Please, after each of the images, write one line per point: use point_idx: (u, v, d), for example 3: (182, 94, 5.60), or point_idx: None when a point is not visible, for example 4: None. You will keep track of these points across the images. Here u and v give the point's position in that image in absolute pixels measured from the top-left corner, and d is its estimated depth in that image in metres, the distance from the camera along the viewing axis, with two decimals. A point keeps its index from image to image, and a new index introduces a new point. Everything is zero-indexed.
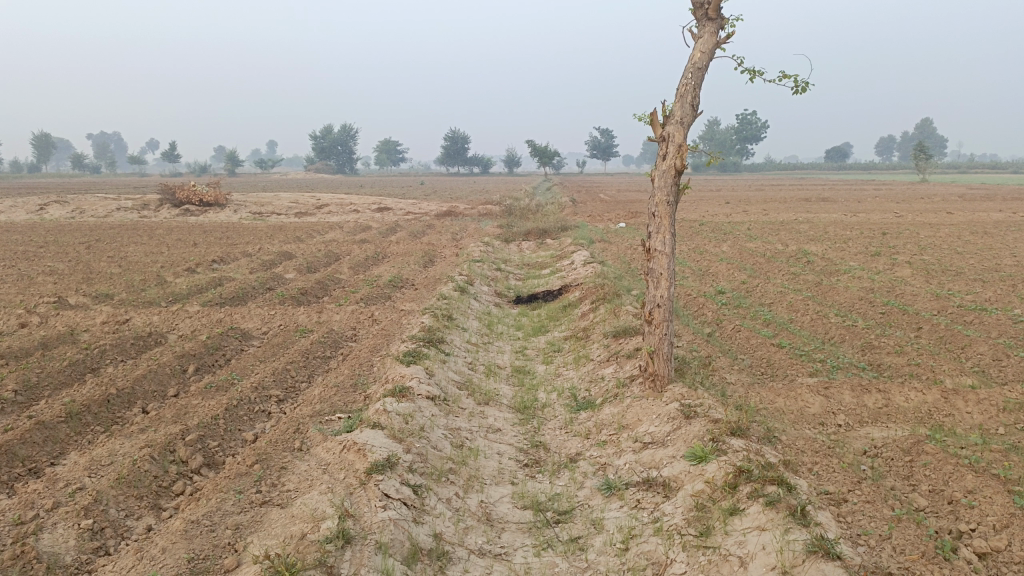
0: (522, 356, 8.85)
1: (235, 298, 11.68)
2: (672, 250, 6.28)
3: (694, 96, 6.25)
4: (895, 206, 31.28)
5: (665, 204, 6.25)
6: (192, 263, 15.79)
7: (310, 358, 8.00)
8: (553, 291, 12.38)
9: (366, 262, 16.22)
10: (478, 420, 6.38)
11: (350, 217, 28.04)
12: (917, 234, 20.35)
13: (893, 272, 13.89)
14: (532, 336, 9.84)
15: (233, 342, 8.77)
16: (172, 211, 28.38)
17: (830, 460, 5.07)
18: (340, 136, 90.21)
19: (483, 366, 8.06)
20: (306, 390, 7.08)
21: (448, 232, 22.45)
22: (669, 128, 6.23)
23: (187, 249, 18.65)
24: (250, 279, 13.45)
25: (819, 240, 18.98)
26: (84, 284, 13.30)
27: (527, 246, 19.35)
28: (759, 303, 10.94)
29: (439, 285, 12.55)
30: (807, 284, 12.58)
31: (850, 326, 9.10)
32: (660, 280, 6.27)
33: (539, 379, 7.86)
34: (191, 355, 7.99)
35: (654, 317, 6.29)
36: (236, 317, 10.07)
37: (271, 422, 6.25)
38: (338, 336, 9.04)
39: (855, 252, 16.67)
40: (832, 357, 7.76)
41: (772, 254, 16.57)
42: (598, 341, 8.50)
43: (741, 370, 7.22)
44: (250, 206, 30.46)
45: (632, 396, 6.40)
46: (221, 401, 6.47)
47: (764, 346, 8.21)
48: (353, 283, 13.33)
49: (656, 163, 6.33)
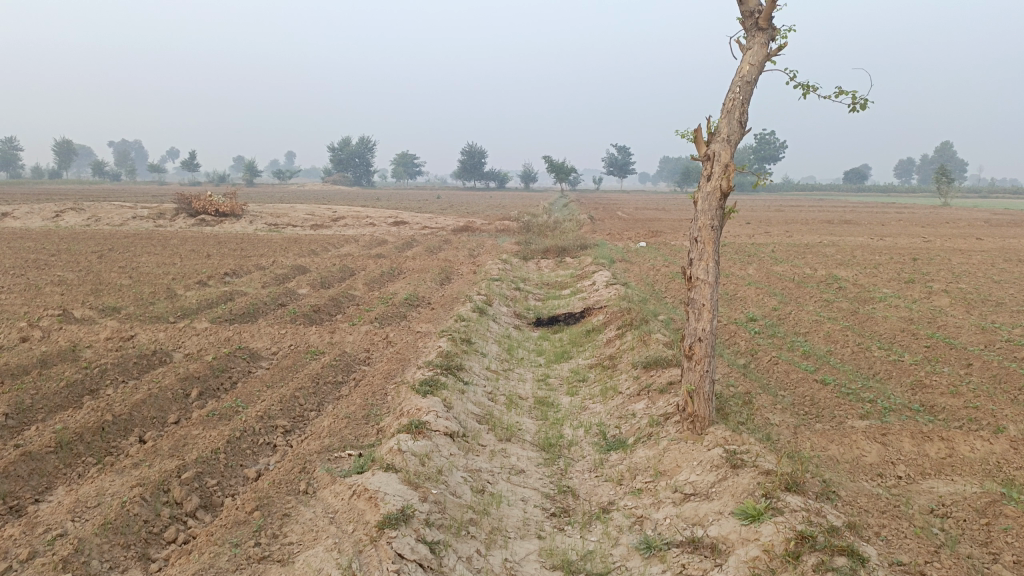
0: (545, 385, 8.33)
1: (245, 314, 11.26)
2: (716, 279, 5.76)
3: (743, 112, 5.74)
4: (921, 229, 30.63)
5: (709, 228, 5.74)
6: (203, 276, 15.41)
7: (320, 384, 7.51)
8: (574, 314, 11.88)
9: (382, 278, 15.77)
10: (500, 459, 5.86)
11: (366, 230, 27.74)
12: (949, 260, 19.69)
13: (930, 302, 13.26)
14: (554, 362, 9.32)
15: (240, 363, 8.33)
16: (187, 221, 28.15)
17: (899, 522, 4.51)
18: (358, 149, 90.50)
19: (504, 396, 7.55)
20: (315, 420, 6.59)
21: (465, 249, 22.01)
22: (714, 146, 5.73)
23: (200, 261, 18.31)
24: (262, 294, 13.03)
25: (848, 265, 18.38)
26: (92, 296, 12.92)
27: (546, 264, 18.88)
28: (794, 332, 10.39)
29: (457, 304, 12.07)
30: (842, 312, 12.01)
31: (896, 363, 8.52)
32: (702, 312, 5.74)
33: (564, 413, 7.32)
34: (194, 378, 7.53)
35: (695, 352, 5.76)
36: (245, 336, 9.62)
37: (276, 458, 5.76)
38: (351, 359, 8.57)
39: (887, 279, 16.08)
40: (882, 397, 7.21)
41: (800, 278, 16.01)
42: (627, 372, 7.97)
43: (784, 410, 6.69)
44: (266, 217, 30.21)
45: (668, 437, 5.87)
46: (222, 432, 6.00)
47: (806, 382, 7.67)
48: (367, 301, 12.88)
49: (700, 184, 5.82)
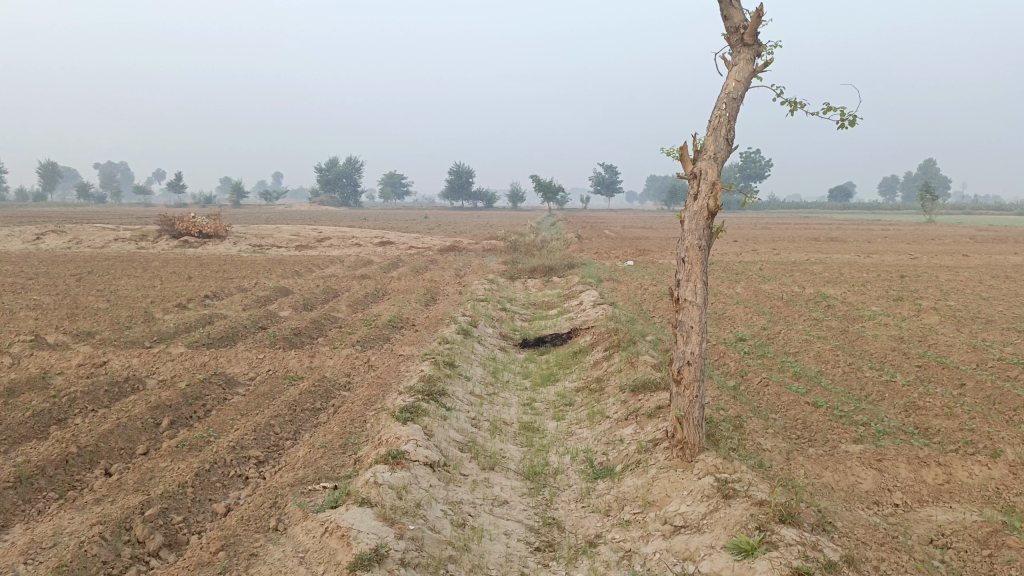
0: (530, 409, 8.10)
1: (223, 338, 10.98)
2: (704, 300, 5.58)
3: (730, 129, 5.61)
4: (907, 246, 30.69)
5: (696, 248, 5.57)
6: (183, 299, 15.11)
7: (297, 411, 7.26)
8: (561, 335, 11.67)
9: (366, 299, 15.53)
10: (482, 490, 5.62)
11: (352, 251, 27.50)
12: (937, 277, 19.66)
13: (920, 320, 13.16)
14: (540, 386, 9.09)
15: (215, 390, 8.06)
16: (170, 243, 27.81)
17: (898, 555, 4.31)
18: (346, 169, 90.41)
19: (488, 422, 7.32)
20: (290, 450, 6.33)
21: (451, 269, 21.81)
22: (700, 164, 5.58)
23: (181, 283, 18.00)
24: (242, 317, 12.75)
25: (836, 283, 18.30)
26: (67, 320, 12.60)
27: (532, 284, 18.70)
28: (784, 352, 10.22)
29: (441, 326, 11.84)
30: (832, 331, 11.87)
31: (889, 384, 8.36)
32: (690, 335, 5.56)
33: (550, 439, 7.09)
34: (166, 407, 7.26)
35: (684, 376, 5.58)
36: (222, 361, 9.35)
37: (247, 491, 5.50)
38: (331, 384, 8.32)
39: (876, 296, 15.98)
40: (876, 420, 7.03)
41: (789, 296, 15.89)
42: (614, 396, 7.76)
43: (776, 435, 6.50)
44: (250, 238, 29.92)
45: (657, 465, 5.65)
46: (191, 464, 5.73)
47: (798, 404, 7.49)
48: (350, 323, 12.63)
49: (686, 203, 5.67)
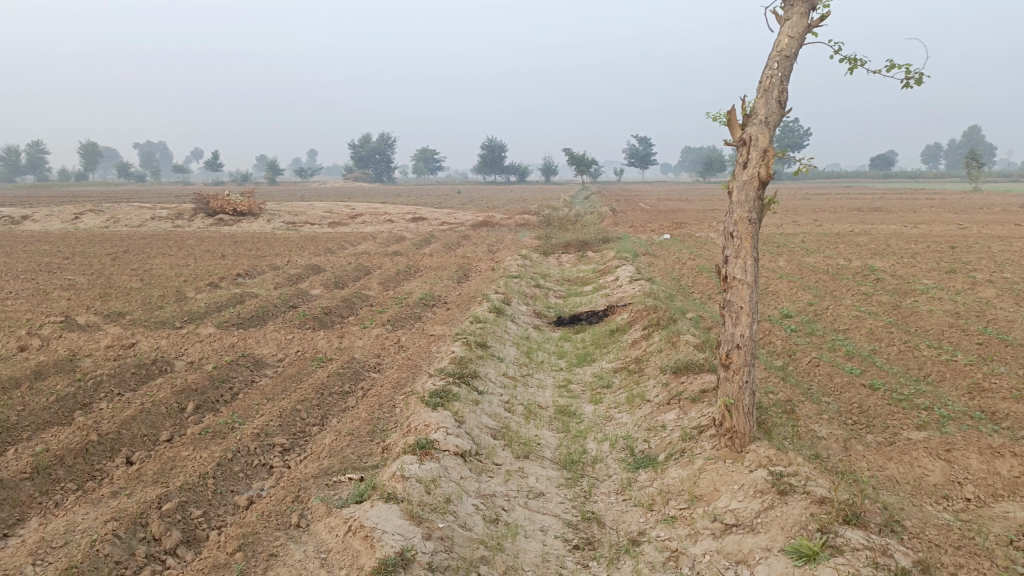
0: (566, 391, 7.75)
1: (253, 317, 10.80)
2: (755, 278, 5.14)
3: (782, 90, 5.13)
4: (955, 216, 29.53)
5: (746, 222, 5.14)
6: (215, 278, 14.98)
7: (325, 395, 7.00)
8: (597, 312, 11.28)
9: (397, 276, 15.26)
10: (517, 481, 5.30)
11: (384, 227, 27.30)
12: (990, 248, 18.79)
13: (976, 293, 12.48)
14: (576, 366, 8.72)
15: (242, 373, 7.84)
16: (205, 221, 27.87)
17: (978, 560, 3.89)
18: (378, 145, 90.26)
19: (522, 406, 6.99)
20: (317, 437, 6.07)
21: (484, 244, 21.45)
22: (750, 129, 5.12)
23: (214, 261, 17.92)
24: (273, 296, 12.56)
25: (883, 255, 17.56)
26: (99, 301, 12.52)
27: (567, 259, 18.27)
28: (834, 329, 9.71)
29: (474, 304, 11.51)
30: (883, 306, 11.29)
31: (949, 364, 7.83)
32: (739, 316, 5.15)
33: (587, 423, 6.74)
34: (191, 391, 7.05)
35: (732, 361, 5.18)
36: (250, 342, 9.14)
37: (271, 481, 5.25)
38: (360, 366, 8.05)
39: (927, 269, 15.26)
40: (939, 403, 6.55)
41: (835, 269, 15.25)
42: (655, 378, 7.37)
43: (831, 421, 6.08)
44: (284, 215, 29.85)
45: (704, 455, 5.27)
46: (213, 453, 5.50)
47: (852, 387, 7.03)
48: (381, 301, 12.37)
49: (735, 172, 5.23)
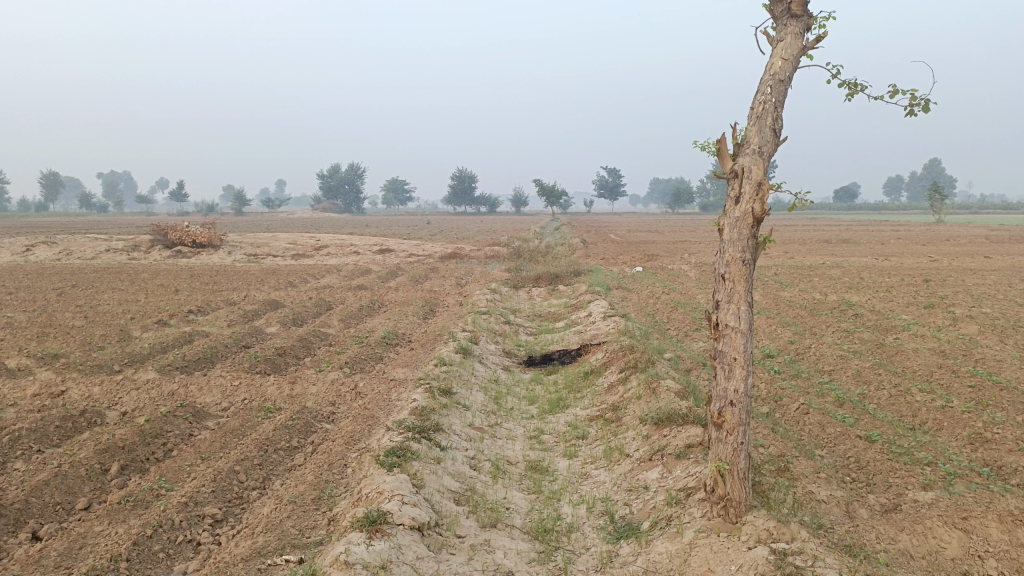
0: (538, 442, 7.11)
1: (200, 358, 10.00)
2: (749, 326, 4.59)
3: (777, 117, 4.65)
4: (923, 248, 29.62)
5: (739, 263, 4.60)
6: (165, 315, 14.13)
7: (269, 452, 6.28)
8: (570, 352, 10.70)
9: (360, 312, 14.54)
10: (482, 558, 4.64)
11: (350, 259, 26.58)
12: (963, 281, 18.63)
13: (957, 329, 12.14)
14: (548, 413, 8.08)
15: (180, 426, 7.08)
16: (163, 253, 26.86)
17: None
18: (347, 176, 89.61)
19: (488, 462, 6.33)
20: (255, 504, 5.36)
21: (452, 277, 20.82)
22: (742, 160, 4.62)
23: (167, 297, 17.01)
24: (225, 335, 11.77)
25: (859, 289, 17.27)
26: (34, 341, 11.60)
27: (537, 293, 17.73)
28: (819, 371, 9.22)
29: (439, 344, 10.86)
30: (866, 344, 10.87)
31: (946, 411, 7.33)
32: (732, 368, 4.59)
33: (561, 482, 6.10)
34: (119, 448, 6.29)
35: (726, 420, 4.60)
36: (193, 389, 8.36)
37: (195, 562, 4.52)
38: (311, 416, 7.34)
39: (905, 303, 14.95)
40: (941, 458, 6.02)
41: (812, 305, 14.86)
42: (634, 429, 6.77)
43: (829, 481, 5.51)
44: (245, 247, 28.93)
45: (695, 525, 4.67)
46: (131, 529, 4.76)
47: (846, 439, 6.51)
48: (341, 340, 11.65)
49: (726, 207, 4.70)
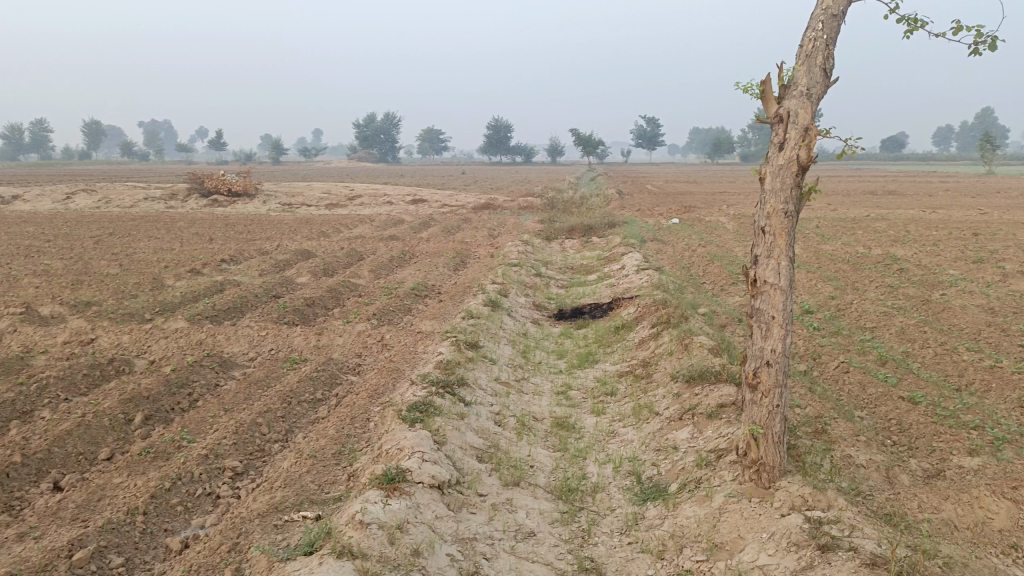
0: (566, 398, 6.95)
1: (230, 308, 9.97)
2: (790, 282, 4.32)
3: (828, 55, 4.33)
4: (972, 200, 28.53)
5: (781, 215, 4.31)
6: (198, 263, 14.16)
7: (292, 404, 6.20)
8: (601, 305, 10.47)
9: (390, 263, 14.42)
10: (503, 518, 4.51)
11: (383, 209, 26.47)
12: (1015, 235, 17.85)
13: (1008, 286, 11.62)
14: (577, 367, 7.91)
15: (206, 376, 7.05)
16: (199, 202, 27.01)
17: None
18: (382, 125, 89.16)
19: (514, 419, 6.19)
20: (276, 458, 5.30)
21: (485, 228, 20.59)
22: (788, 103, 4.30)
23: (201, 245, 17.08)
24: (255, 284, 11.75)
25: (904, 243, 16.65)
26: (69, 289, 11.71)
27: (570, 245, 17.44)
28: (860, 328, 8.87)
29: (468, 296, 10.70)
30: (911, 301, 10.45)
31: (994, 371, 6.97)
32: (770, 327, 4.34)
33: (588, 440, 5.93)
34: (143, 399, 6.27)
35: (762, 381, 4.37)
36: (221, 339, 8.34)
37: (212, 517, 4.48)
38: (337, 368, 7.25)
39: (952, 258, 14.37)
40: (989, 421, 5.71)
41: (854, 259, 14.36)
42: (665, 387, 6.56)
43: (868, 445, 5.26)
44: (280, 196, 28.96)
45: (725, 489, 4.47)
46: (149, 482, 4.72)
47: (888, 400, 6.22)
48: (370, 291, 11.56)
49: (768, 154, 4.39)
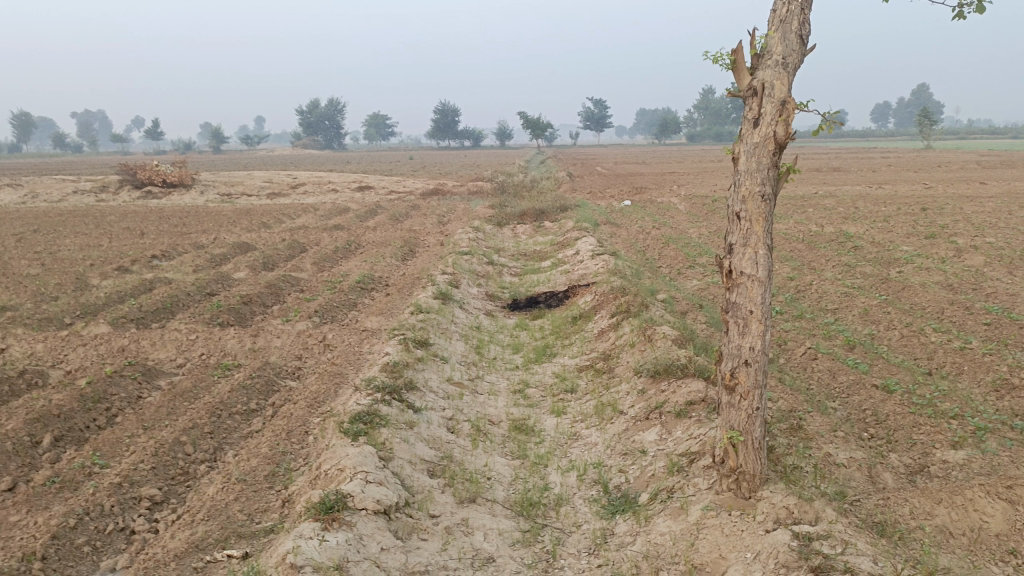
0: (523, 397, 6.49)
1: (159, 308, 9.26)
2: (768, 273, 3.91)
3: (803, 21, 3.91)
4: (915, 176, 28.90)
5: (758, 199, 3.90)
6: (127, 260, 13.30)
7: (223, 417, 5.62)
8: (557, 294, 10.04)
9: (334, 255, 13.75)
10: (460, 542, 4.05)
11: (327, 198, 25.62)
12: (961, 208, 17.99)
13: (962, 261, 11.54)
14: (534, 362, 7.46)
15: (128, 388, 6.40)
16: (132, 194, 25.77)
17: None
18: (327, 111, 87.24)
19: (468, 424, 5.70)
20: (203, 482, 4.73)
21: (434, 215, 20.00)
22: (762, 74, 3.88)
23: (132, 241, 16.14)
24: (188, 282, 10.99)
25: (855, 219, 16.59)
26: None
27: (522, 230, 16.98)
28: (823, 310, 8.60)
29: (416, 287, 10.17)
30: (870, 279, 10.26)
31: (965, 353, 6.72)
32: (748, 322, 3.93)
33: (548, 444, 5.49)
34: (54, 417, 5.61)
35: (740, 383, 3.96)
36: (147, 344, 7.66)
37: (126, 557, 3.91)
38: (274, 373, 6.66)
39: (904, 234, 14.31)
40: (968, 409, 5.43)
41: (808, 237, 14.20)
42: (628, 382, 6.15)
43: (847, 442, 4.91)
44: (219, 186, 27.82)
45: (702, 501, 4.07)
46: (52, 519, 4.12)
47: (860, 389, 5.91)
48: (312, 285, 10.92)
49: (742, 132, 3.97)
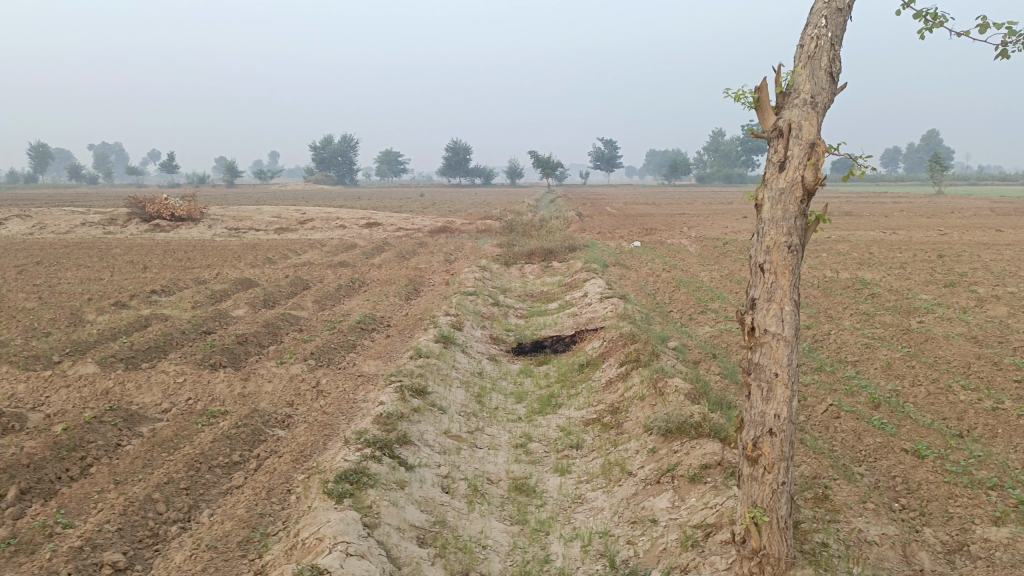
0: (525, 453, 6.09)
1: (150, 347, 8.91)
2: (795, 332, 3.55)
3: (833, 57, 3.61)
4: (928, 221, 28.57)
5: (784, 250, 3.55)
6: (125, 295, 13.00)
7: (201, 471, 5.23)
8: (563, 338, 9.67)
9: (337, 293, 13.43)
10: None
11: (335, 234, 25.47)
12: (979, 255, 17.60)
13: (985, 311, 11.12)
14: (537, 413, 7.06)
15: (106, 435, 6.02)
16: (139, 227, 25.61)
17: None
18: (340, 147, 87.99)
19: (465, 484, 5.30)
20: (172, 547, 4.33)
21: (441, 253, 19.73)
22: (789, 113, 3.56)
23: (133, 275, 15.85)
24: (184, 319, 10.67)
25: (870, 265, 16.21)
26: None
27: (529, 271, 16.65)
28: (843, 362, 8.20)
29: (419, 329, 9.81)
30: (891, 329, 9.86)
31: (997, 415, 6.28)
32: (772, 387, 3.54)
33: (551, 508, 5.08)
34: (21, 467, 5.23)
35: (763, 454, 3.56)
36: (133, 387, 7.30)
37: None
38: (261, 421, 6.27)
39: (922, 281, 13.93)
40: (1008, 479, 5.00)
41: (823, 283, 13.82)
42: (638, 440, 5.74)
43: (878, 515, 4.48)
44: (227, 220, 27.66)
45: None
46: None
47: (889, 453, 5.48)
48: (311, 325, 10.58)
49: (766, 175, 3.63)
